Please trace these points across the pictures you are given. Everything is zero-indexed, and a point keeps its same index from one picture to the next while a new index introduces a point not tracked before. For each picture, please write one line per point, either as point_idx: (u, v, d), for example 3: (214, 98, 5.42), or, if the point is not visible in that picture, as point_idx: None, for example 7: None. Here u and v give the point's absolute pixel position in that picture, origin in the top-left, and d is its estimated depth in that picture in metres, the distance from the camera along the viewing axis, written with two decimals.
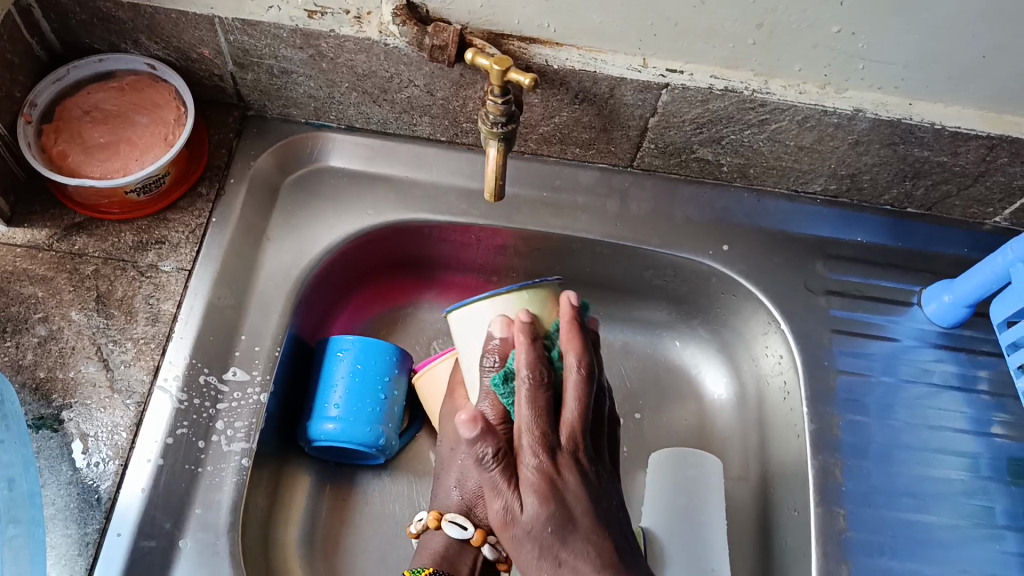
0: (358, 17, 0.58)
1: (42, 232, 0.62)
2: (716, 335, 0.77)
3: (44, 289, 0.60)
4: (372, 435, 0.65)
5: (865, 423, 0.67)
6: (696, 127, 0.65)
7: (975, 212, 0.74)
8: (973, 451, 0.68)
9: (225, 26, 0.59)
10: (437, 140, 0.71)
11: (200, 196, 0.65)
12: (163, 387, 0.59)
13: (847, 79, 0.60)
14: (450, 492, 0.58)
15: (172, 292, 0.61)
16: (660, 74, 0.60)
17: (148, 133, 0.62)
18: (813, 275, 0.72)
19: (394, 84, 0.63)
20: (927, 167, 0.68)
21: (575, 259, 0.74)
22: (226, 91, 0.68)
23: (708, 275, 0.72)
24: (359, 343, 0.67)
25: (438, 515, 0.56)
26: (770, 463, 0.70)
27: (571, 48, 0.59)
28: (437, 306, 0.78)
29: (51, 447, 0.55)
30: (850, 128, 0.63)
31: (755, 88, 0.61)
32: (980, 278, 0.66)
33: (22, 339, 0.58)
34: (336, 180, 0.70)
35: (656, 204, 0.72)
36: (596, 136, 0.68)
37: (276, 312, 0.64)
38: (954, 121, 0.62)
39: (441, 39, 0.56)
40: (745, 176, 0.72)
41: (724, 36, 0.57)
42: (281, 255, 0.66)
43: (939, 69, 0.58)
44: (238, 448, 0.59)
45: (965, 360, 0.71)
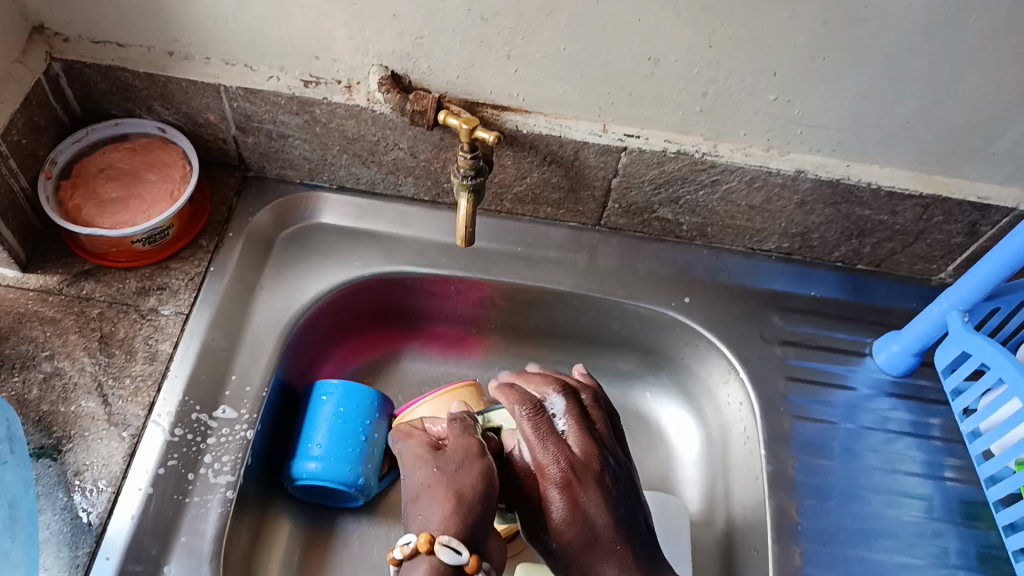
0: (349, 86, 0.65)
1: (54, 279, 0.68)
2: (682, 384, 0.81)
3: (51, 329, 0.65)
4: (353, 474, 0.68)
5: (825, 466, 0.71)
6: (655, 188, 0.72)
7: (921, 269, 0.79)
8: (925, 493, 0.71)
9: (230, 94, 0.66)
10: (421, 200, 0.77)
11: (201, 248, 0.71)
12: (156, 421, 0.63)
13: (788, 142, 0.67)
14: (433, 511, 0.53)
15: (169, 333, 0.66)
16: (619, 139, 0.67)
17: (157, 190, 0.68)
18: (770, 326, 0.77)
19: (381, 147, 0.70)
20: (870, 226, 0.74)
21: (548, 310, 0.79)
22: (229, 153, 0.74)
23: (672, 325, 0.77)
24: (343, 388, 0.71)
25: (428, 538, 0.51)
26: (733, 504, 0.72)
27: (539, 115, 0.66)
28: (420, 356, 0.83)
29: (49, 474, 0.59)
30: (795, 187, 0.70)
31: (705, 151, 0.67)
32: (922, 328, 0.71)
33: (28, 375, 0.63)
34: (327, 235, 0.76)
35: (623, 259, 0.78)
36: (565, 196, 0.74)
37: (266, 354, 0.68)
38: (888, 181, 0.69)
39: (420, 105, 0.63)
40: (704, 234, 0.78)
41: (673, 104, 0.64)
42: (272, 303, 0.71)
43: (869, 133, 0.65)
44: (224, 480, 0.62)
45: (916, 407, 0.75)
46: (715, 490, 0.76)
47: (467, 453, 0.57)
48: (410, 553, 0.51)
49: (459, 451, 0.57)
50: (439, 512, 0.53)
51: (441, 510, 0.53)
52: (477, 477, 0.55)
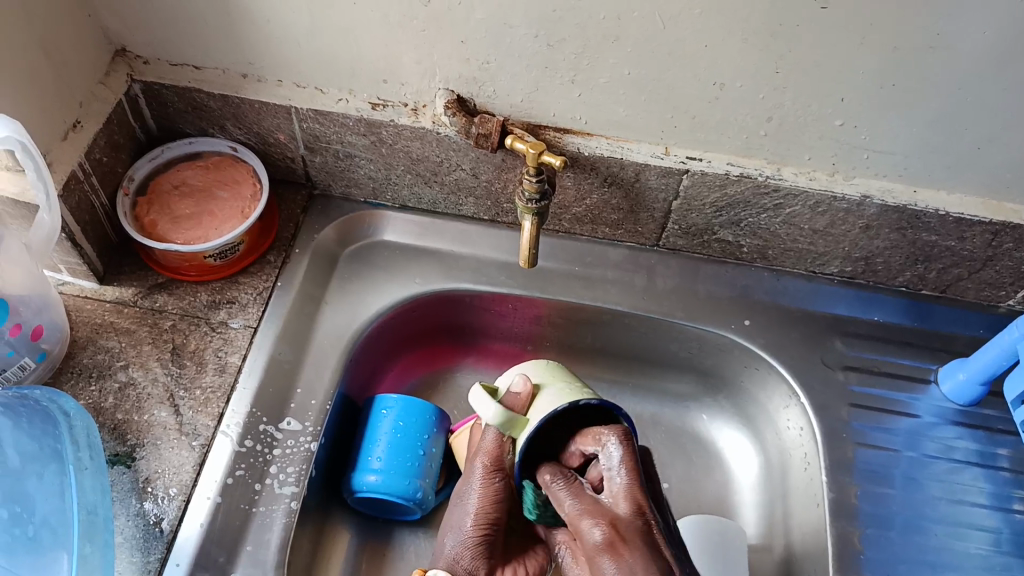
0: (415, 109, 0.67)
1: (130, 291, 0.70)
2: (740, 407, 0.80)
3: (127, 340, 0.68)
4: (411, 488, 0.69)
5: (887, 495, 0.69)
6: (716, 210, 0.72)
7: (989, 295, 0.77)
8: (994, 526, 0.69)
9: (300, 116, 0.68)
10: (480, 219, 0.78)
11: (268, 263, 0.73)
12: (225, 432, 0.64)
13: (854, 167, 0.66)
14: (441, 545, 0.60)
15: (238, 346, 0.68)
16: (681, 161, 0.67)
17: (228, 207, 0.71)
18: (831, 351, 0.76)
19: (444, 168, 0.71)
20: (936, 251, 0.72)
21: (604, 329, 0.79)
22: (296, 172, 0.77)
23: (730, 347, 0.77)
24: (402, 402, 0.72)
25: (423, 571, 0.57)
26: (793, 531, 0.71)
27: (601, 138, 0.67)
28: (475, 371, 0.84)
29: (123, 481, 0.61)
30: (860, 212, 0.69)
31: (768, 175, 0.67)
32: (990, 356, 0.70)
33: (105, 384, 0.65)
34: (389, 253, 0.77)
35: (681, 281, 0.78)
36: (624, 217, 0.74)
37: (329, 368, 0.70)
38: (956, 207, 0.67)
39: (485, 127, 0.65)
40: (764, 256, 0.77)
41: (737, 128, 0.64)
42: (336, 318, 0.73)
43: (937, 159, 0.64)
44: (288, 492, 0.64)
45: (983, 437, 0.73)
46: (773, 517, 0.74)
47: (481, 491, 0.61)
48: None
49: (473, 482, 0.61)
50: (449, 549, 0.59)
51: (449, 551, 0.60)
52: (483, 523, 0.60)
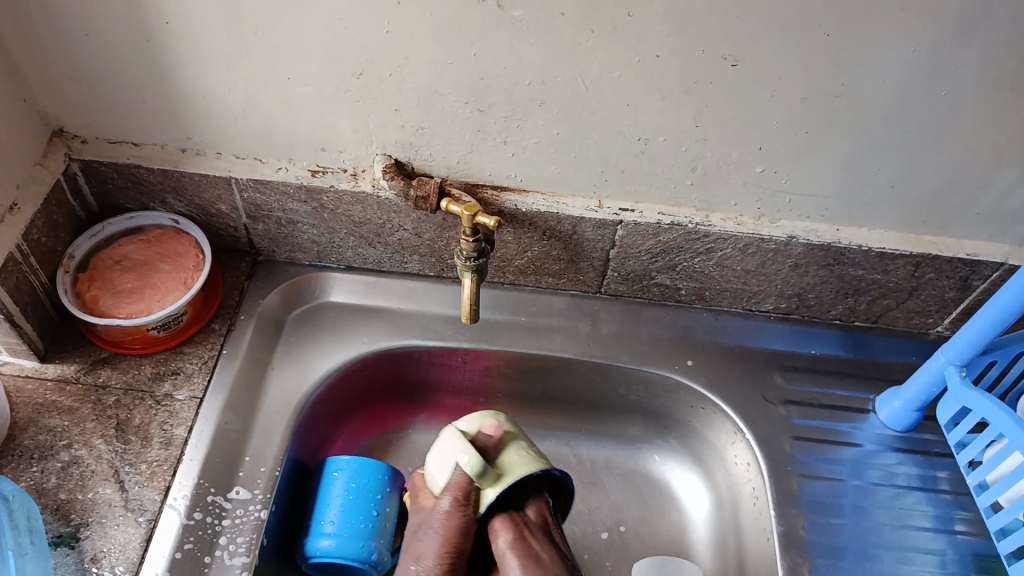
0: (354, 174, 0.68)
1: (72, 367, 0.70)
2: (690, 446, 0.82)
3: (69, 419, 0.67)
4: (365, 550, 0.69)
5: (835, 524, 0.71)
6: (652, 257, 0.74)
7: (918, 323, 0.80)
8: (938, 548, 0.71)
9: (241, 186, 0.69)
10: (425, 276, 0.79)
11: (213, 331, 0.73)
12: (172, 505, 0.64)
13: (778, 210, 0.69)
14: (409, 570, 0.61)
15: (184, 418, 0.68)
16: (614, 213, 0.69)
17: (170, 278, 0.71)
18: (772, 386, 0.78)
19: (386, 229, 0.73)
20: (863, 285, 0.76)
21: (553, 377, 0.81)
22: (239, 240, 0.77)
23: (676, 388, 0.79)
24: (354, 463, 0.72)
25: None
26: (747, 566, 0.72)
27: (536, 194, 0.69)
28: (429, 427, 0.84)
29: (66, 563, 0.60)
30: (787, 252, 0.72)
31: (698, 222, 0.70)
32: (921, 383, 0.73)
33: (47, 465, 0.64)
34: (337, 315, 0.78)
35: (625, 325, 0.80)
36: (565, 267, 0.76)
37: (279, 434, 0.70)
38: (877, 243, 0.71)
39: (423, 189, 0.66)
40: (702, 298, 0.80)
41: (664, 178, 0.67)
42: (283, 382, 0.73)
43: (855, 199, 0.68)
44: (239, 562, 0.63)
45: (923, 461, 0.76)
46: (728, 553, 0.75)
47: (445, 524, 0.61)
48: None
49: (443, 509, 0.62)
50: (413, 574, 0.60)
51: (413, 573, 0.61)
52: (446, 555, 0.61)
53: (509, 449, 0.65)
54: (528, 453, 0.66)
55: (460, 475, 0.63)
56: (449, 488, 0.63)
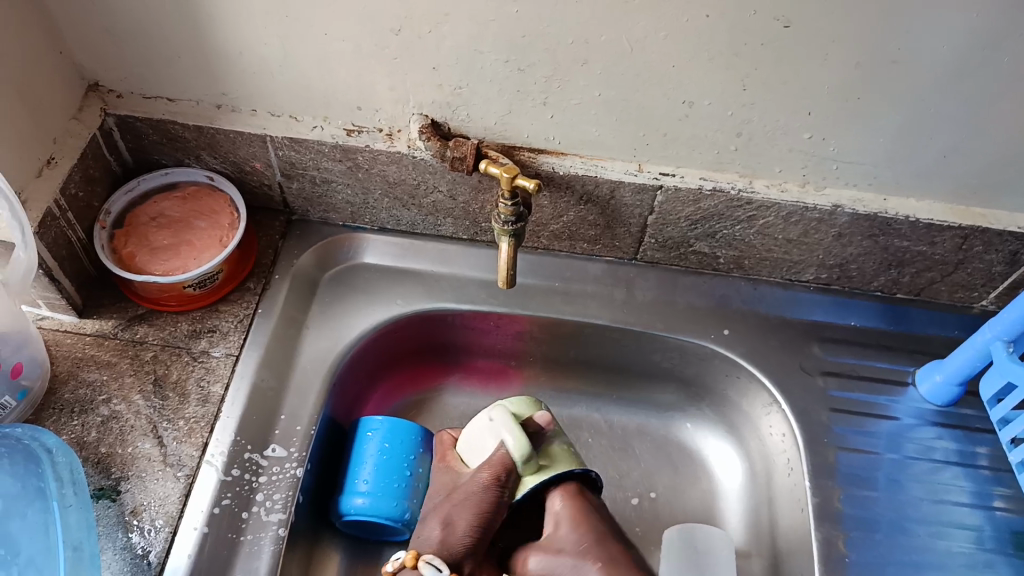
0: (390, 134, 0.67)
1: (110, 323, 0.70)
2: (723, 414, 0.81)
3: (108, 374, 0.68)
4: (399, 509, 0.69)
5: (870, 497, 0.70)
6: (691, 224, 0.72)
7: (962, 297, 0.78)
8: (975, 523, 0.70)
9: (276, 144, 0.69)
10: (459, 238, 0.78)
11: (248, 290, 0.73)
12: (210, 462, 0.65)
13: (824, 178, 0.67)
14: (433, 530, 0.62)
15: (221, 375, 0.69)
16: (655, 178, 0.68)
17: (206, 236, 0.71)
18: (810, 357, 0.77)
19: (421, 191, 0.72)
20: (908, 256, 0.74)
21: (587, 343, 0.80)
22: (274, 198, 0.77)
23: (711, 357, 0.78)
24: (387, 423, 0.73)
25: (415, 557, 0.59)
26: (778, 537, 0.72)
27: (574, 157, 0.67)
28: (460, 389, 0.84)
29: (108, 515, 0.61)
30: (832, 221, 0.70)
31: (741, 188, 0.68)
32: (965, 359, 0.71)
33: (87, 419, 0.65)
34: (370, 275, 0.78)
35: (660, 293, 0.79)
36: (601, 232, 0.75)
37: (313, 393, 0.70)
38: (926, 214, 0.68)
39: (460, 151, 0.65)
40: (741, 266, 0.78)
41: (707, 143, 0.65)
42: (318, 342, 0.73)
43: (906, 168, 0.65)
44: (275, 518, 0.64)
45: (962, 436, 0.74)
46: (758, 522, 0.75)
47: (478, 500, 0.62)
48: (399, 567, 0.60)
49: (475, 485, 0.63)
50: (435, 537, 0.61)
51: (436, 537, 0.61)
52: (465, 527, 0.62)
53: (553, 442, 0.67)
54: (570, 451, 0.67)
55: (501, 454, 0.64)
56: (489, 465, 0.64)
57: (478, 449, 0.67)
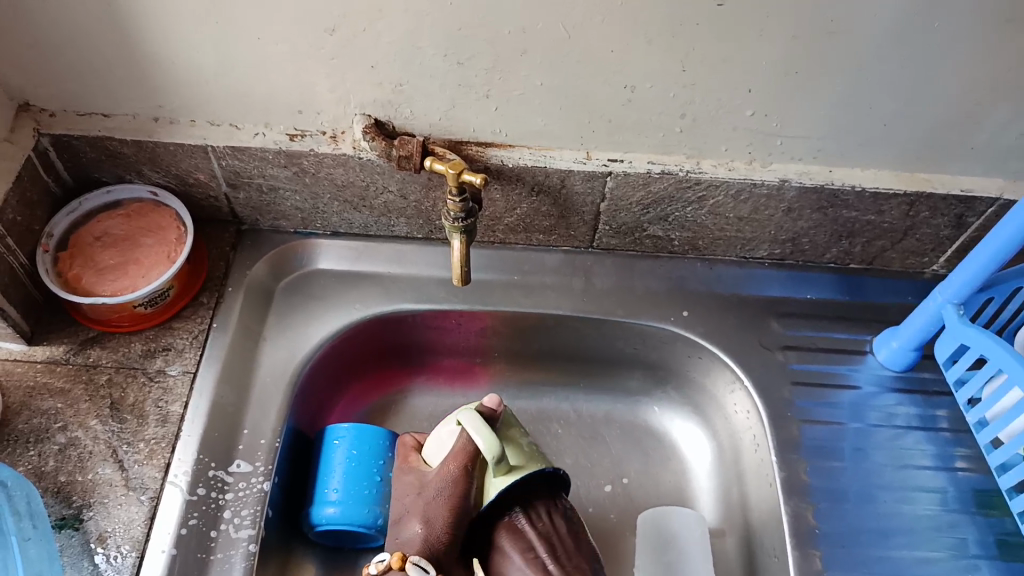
0: (334, 136, 0.66)
1: (61, 348, 0.69)
2: (689, 395, 0.82)
3: (62, 401, 0.66)
4: (371, 516, 0.69)
5: (836, 467, 0.71)
6: (643, 208, 0.73)
7: (913, 263, 0.80)
8: (939, 485, 0.71)
9: (218, 154, 0.68)
10: (414, 238, 0.78)
11: (202, 305, 0.72)
12: (174, 482, 0.63)
13: (770, 154, 0.68)
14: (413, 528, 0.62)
15: (179, 393, 0.67)
16: (603, 164, 0.68)
17: (154, 253, 0.69)
18: (769, 333, 0.78)
19: (371, 192, 0.71)
20: (858, 226, 0.75)
21: (550, 334, 0.80)
22: (222, 210, 0.76)
23: (673, 339, 0.78)
24: (353, 430, 0.72)
25: (402, 558, 0.58)
26: (750, 513, 0.73)
27: (522, 148, 0.67)
28: (426, 390, 0.84)
29: (72, 544, 0.60)
30: (781, 196, 0.70)
31: (689, 169, 0.68)
32: (919, 323, 0.72)
33: (43, 448, 0.64)
34: (327, 282, 0.77)
35: (619, 279, 0.79)
36: (555, 222, 0.75)
37: (274, 405, 0.69)
38: (871, 182, 0.70)
39: (405, 150, 0.64)
40: (696, 247, 0.79)
41: (653, 127, 0.65)
42: (278, 352, 0.72)
43: (849, 139, 0.66)
44: (245, 535, 0.63)
45: (921, 401, 0.76)
46: (731, 500, 0.76)
47: (449, 489, 0.62)
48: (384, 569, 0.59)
49: (442, 479, 0.63)
50: (418, 535, 0.61)
51: (418, 536, 0.61)
52: (443, 519, 0.62)
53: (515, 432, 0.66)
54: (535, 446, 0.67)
55: (463, 443, 0.64)
56: (453, 455, 0.64)
57: (440, 441, 0.66)
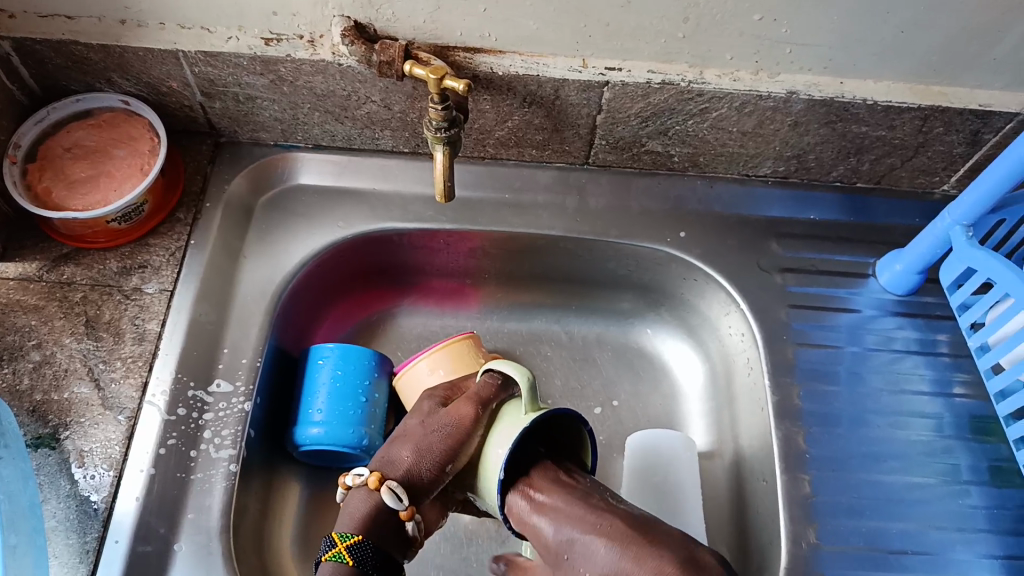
0: (312, 41, 0.62)
1: (33, 265, 0.66)
2: (684, 318, 0.80)
3: (36, 318, 0.64)
4: (355, 436, 0.68)
5: (831, 392, 0.70)
6: (642, 121, 0.69)
7: (923, 182, 0.76)
8: (935, 412, 0.70)
9: (190, 59, 0.63)
10: (400, 152, 0.74)
11: (178, 221, 0.69)
12: (151, 401, 0.62)
13: (778, 63, 0.64)
14: (404, 453, 0.57)
15: (156, 312, 0.65)
16: (600, 73, 0.64)
17: (126, 165, 0.66)
18: (768, 254, 0.75)
19: (353, 101, 0.67)
20: (867, 143, 0.71)
21: (542, 255, 0.78)
22: (198, 120, 0.72)
23: (669, 261, 0.76)
24: (339, 350, 0.70)
25: (380, 479, 0.55)
26: (742, 437, 0.72)
27: (514, 54, 0.63)
28: (415, 311, 0.82)
29: (49, 463, 0.59)
30: (787, 109, 0.67)
31: (691, 79, 0.64)
32: (925, 245, 0.69)
33: (18, 365, 0.62)
34: (308, 198, 0.73)
35: (614, 198, 0.76)
36: (549, 136, 0.71)
37: (255, 325, 0.67)
38: (883, 95, 0.66)
39: (388, 54, 0.60)
40: (696, 164, 0.75)
41: (652, 32, 0.61)
42: (258, 271, 0.70)
43: (862, 48, 0.62)
44: (226, 454, 0.62)
45: (922, 324, 0.74)
46: (723, 425, 0.75)
47: (453, 425, 0.57)
48: (361, 484, 0.56)
49: (449, 415, 0.58)
50: (402, 462, 0.57)
51: (404, 462, 0.57)
52: (436, 455, 0.57)
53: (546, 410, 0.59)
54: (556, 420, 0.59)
55: (484, 388, 0.59)
56: (469, 396, 0.59)
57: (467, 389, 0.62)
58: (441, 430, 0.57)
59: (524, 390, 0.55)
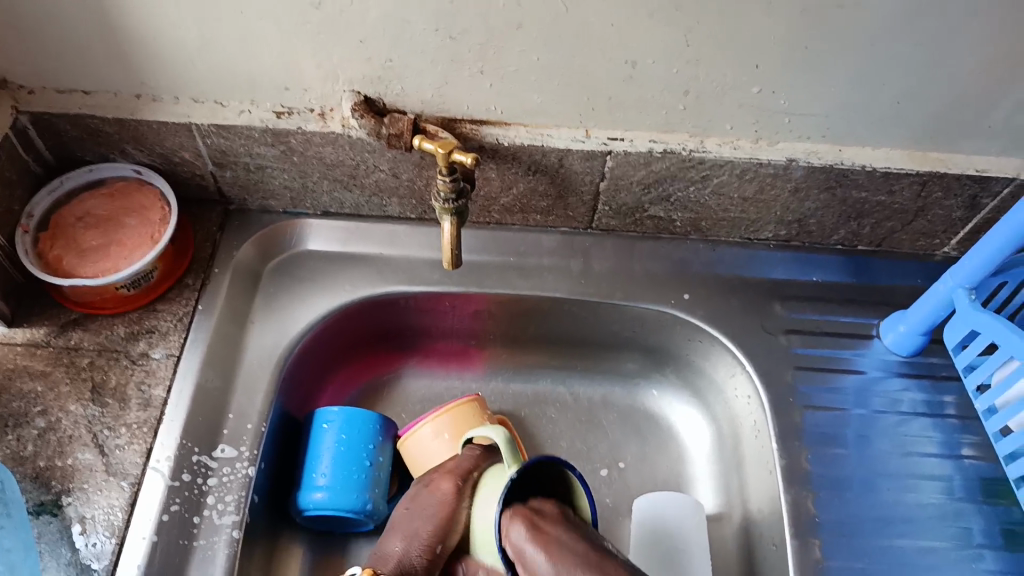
0: (322, 114, 0.64)
1: (41, 330, 0.67)
2: (689, 380, 0.80)
3: (43, 384, 0.64)
4: (360, 501, 0.68)
5: (840, 455, 0.70)
6: (644, 187, 0.70)
7: (923, 244, 0.77)
8: (944, 473, 0.69)
9: (202, 132, 0.65)
10: (408, 218, 0.76)
11: (186, 286, 0.70)
12: (156, 466, 0.62)
13: (777, 132, 0.65)
14: (396, 543, 0.59)
15: (162, 377, 0.66)
16: (603, 143, 0.65)
17: (137, 234, 0.67)
18: (772, 317, 0.75)
19: (362, 170, 0.69)
20: (867, 207, 0.72)
21: (547, 318, 0.78)
22: (208, 189, 0.73)
23: (673, 323, 0.76)
24: (344, 414, 0.70)
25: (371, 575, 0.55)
26: (749, 501, 0.71)
27: (519, 126, 0.64)
28: (420, 373, 0.82)
29: (50, 531, 0.59)
30: (787, 176, 0.68)
31: (692, 148, 0.66)
32: (929, 307, 0.70)
33: (23, 432, 0.62)
34: (316, 262, 0.74)
35: (618, 261, 0.76)
36: (553, 202, 0.73)
37: (262, 389, 0.68)
38: (882, 163, 0.67)
39: (396, 127, 0.62)
40: (698, 228, 0.76)
41: (655, 104, 0.62)
42: (265, 336, 0.70)
43: (858, 118, 0.63)
44: (229, 521, 0.62)
45: (929, 386, 0.74)
46: (730, 488, 0.74)
47: (439, 507, 0.60)
48: None
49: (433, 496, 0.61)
50: (394, 553, 0.59)
51: (395, 555, 0.59)
52: (425, 540, 0.59)
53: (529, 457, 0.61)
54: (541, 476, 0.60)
55: (466, 458, 0.62)
56: (451, 468, 0.62)
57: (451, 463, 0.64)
58: (427, 514, 0.60)
59: (503, 446, 0.55)
